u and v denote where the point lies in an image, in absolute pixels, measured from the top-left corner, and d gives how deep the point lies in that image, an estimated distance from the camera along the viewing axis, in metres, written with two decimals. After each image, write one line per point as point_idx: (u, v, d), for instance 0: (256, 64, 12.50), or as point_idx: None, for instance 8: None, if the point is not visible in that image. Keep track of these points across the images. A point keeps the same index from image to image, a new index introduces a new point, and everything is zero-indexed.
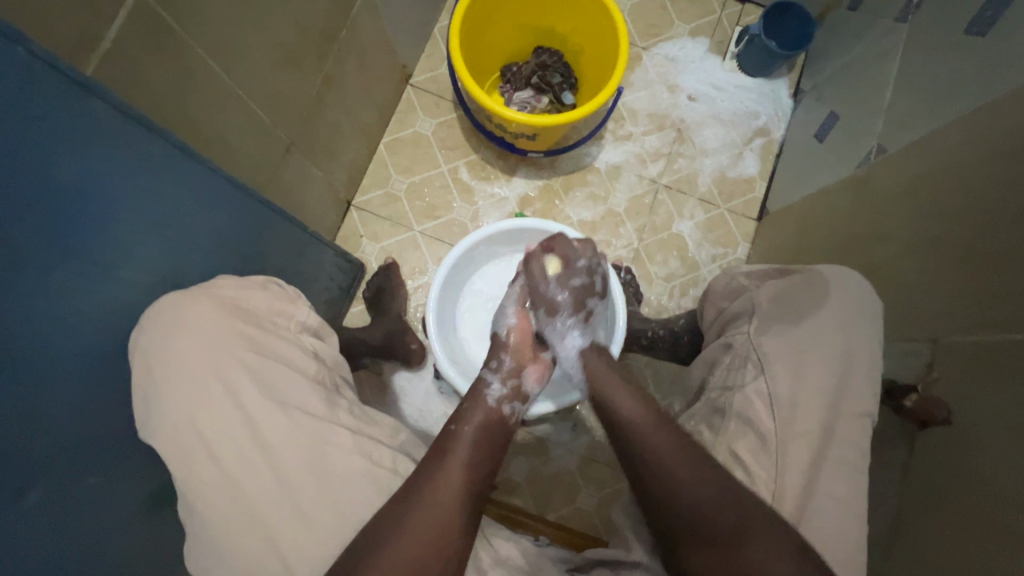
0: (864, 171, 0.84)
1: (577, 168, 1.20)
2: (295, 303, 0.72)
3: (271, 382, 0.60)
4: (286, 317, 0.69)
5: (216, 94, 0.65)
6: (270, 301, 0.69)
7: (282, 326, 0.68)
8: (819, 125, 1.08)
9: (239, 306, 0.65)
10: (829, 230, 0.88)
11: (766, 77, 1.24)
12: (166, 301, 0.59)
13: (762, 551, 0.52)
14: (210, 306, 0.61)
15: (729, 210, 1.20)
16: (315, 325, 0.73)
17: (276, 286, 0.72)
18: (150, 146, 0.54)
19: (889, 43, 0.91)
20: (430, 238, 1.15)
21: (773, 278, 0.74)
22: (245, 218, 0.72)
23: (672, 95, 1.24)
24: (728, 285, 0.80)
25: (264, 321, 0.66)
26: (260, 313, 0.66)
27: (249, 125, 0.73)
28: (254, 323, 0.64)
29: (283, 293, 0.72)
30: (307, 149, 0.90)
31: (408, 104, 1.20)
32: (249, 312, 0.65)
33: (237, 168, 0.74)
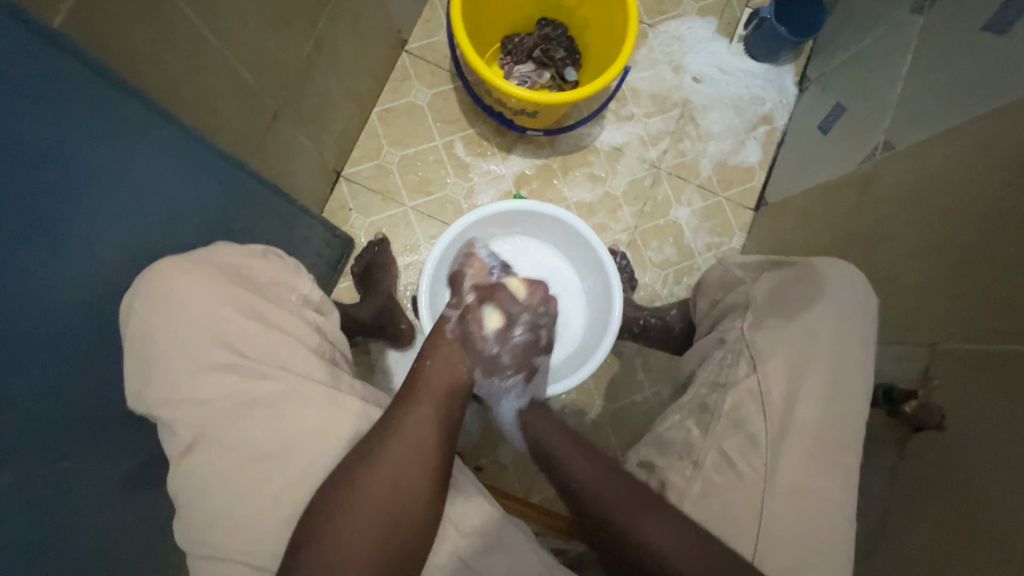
0: (868, 167, 0.83)
1: (576, 148, 1.17)
2: (298, 274, 0.69)
3: (277, 355, 0.58)
4: (288, 289, 0.66)
5: (198, 54, 0.60)
6: (271, 271, 0.65)
7: (283, 297, 0.65)
8: (824, 117, 1.06)
9: (230, 267, 0.61)
10: (830, 225, 0.87)
11: (772, 63, 1.22)
12: (159, 269, 0.56)
13: (658, 534, 0.55)
14: (205, 270, 0.58)
15: (727, 198, 1.18)
16: (317, 300, 0.70)
17: (276, 256, 0.68)
18: (128, 108, 0.50)
19: (903, 33, 0.89)
20: (422, 215, 1.11)
21: (769, 272, 0.73)
22: (231, 188, 0.68)
23: (677, 76, 1.21)
24: (721, 277, 0.82)
25: (258, 286, 0.63)
26: (261, 282, 0.63)
27: (234, 89, 0.68)
28: (247, 286, 0.61)
29: (284, 265, 0.68)
30: (295, 116, 0.85)
31: (402, 72, 1.14)
32: (250, 280, 0.62)
33: (222, 135, 0.69)
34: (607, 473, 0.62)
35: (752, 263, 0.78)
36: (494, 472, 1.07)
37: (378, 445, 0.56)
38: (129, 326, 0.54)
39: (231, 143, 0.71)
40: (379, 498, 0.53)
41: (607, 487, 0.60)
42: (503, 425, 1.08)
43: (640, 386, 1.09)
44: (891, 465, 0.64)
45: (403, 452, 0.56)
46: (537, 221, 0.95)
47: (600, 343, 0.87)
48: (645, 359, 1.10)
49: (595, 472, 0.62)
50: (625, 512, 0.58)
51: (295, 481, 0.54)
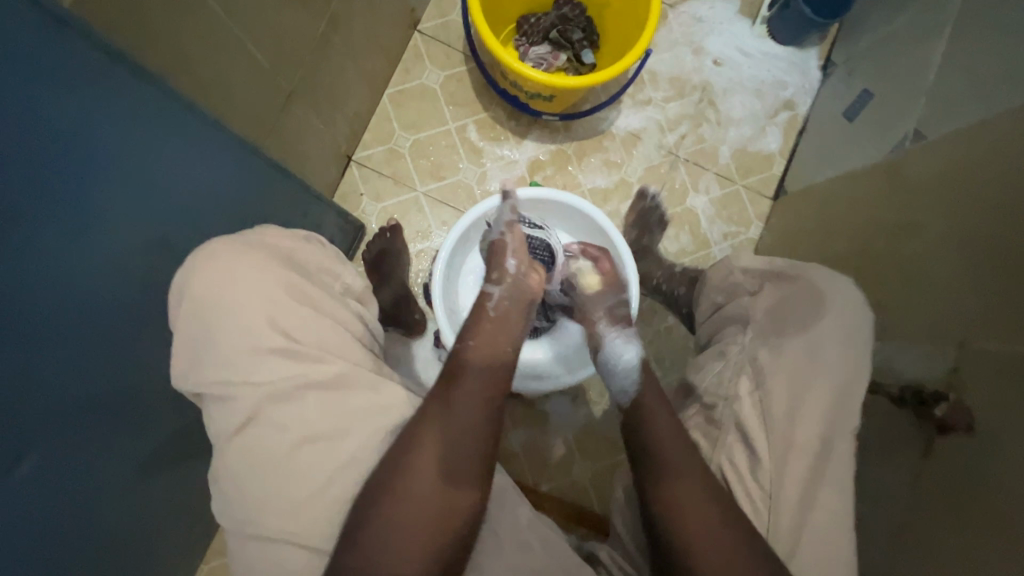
0: (897, 157, 0.80)
1: (591, 133, 1.14)
2: (342, 264, 0.69)
3: (325, 343, 0.58)
4: (332, 277, 0.66)
5: (212, 36, 0.58)
6: (318, 259, 0.65)
7: (327, 284, 0.65)
8: (851, 103, 1.02)
9: (281, 251, 0.61)
10: (853, 217, 0.85)
11: (796, 46, 1.18)
12: (212, 251, 0.56)
13: (690, 489, 0.56)
14: (258, 253, 0.58)
15: (745, 186, 1.16)
16: (359, 289, 0.69)
17: (318, 242, 0.68)
18: (140, 93, 0.48)
19: (937, 15, 0.85)
20: (434, 200, 1.10)
21: (771, 284, 0.72)
22: (245, 173, 0.67)
23: (697, 59, 1.18)
24: (727, 281, 0.80)
25: (308, 274, 0.62)
26: (309, 268, 0.63)
27: (247, 71, 0.66)
28: (298, 273, 0.61)
29: (325, 250, 0.68)
30: (308, 98, 0.83)
31: (415, 52, 1.12)
32: (299, 265, 0.62)
33: (234, 118, 0.67)
34: (669, 417, 0.63)
35: (757, 271, 0.76)
36: (504, 459, 1.07)
37: (443, 412, 0.57)
38: (180, 308, 0.54)
39: (243, 127, 0.70)
40: (445, 462, 0.54)
41: (666, 431, 0.61)
42: (513, 413, 1.08)
43: None
44: (913, 466, 0.63)
45: (464, 419, 0.57)
46: (551, 208, 0.93)
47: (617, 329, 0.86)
48: (658, 350, 1.09)
49: (660, 413, 0.63)
50: (675, 455, 0.59)
51: (335, 467, 0.53)
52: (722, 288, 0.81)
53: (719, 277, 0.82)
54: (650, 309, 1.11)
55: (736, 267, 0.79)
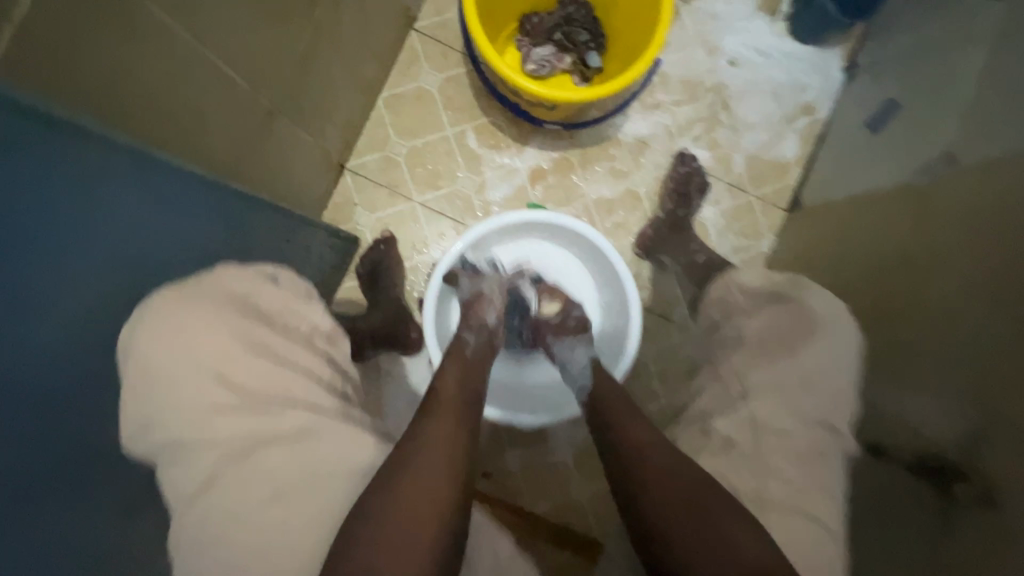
0: (923, 181, 0.75)
1: (597, 140, 1.08)
2: (308, 302, 0.65)
3: (285, 391, 0.56)
4: (297, 319, 0.63)
5: (181, 68, 0.53)
6: (284, 300, 0.62)
7: (293, 328, 0.62)
8: (874, 112, 0.96)
9: (250, 290, 0.59)
10: (874, 245, 0.80)
11: (817, 45, 1.10)
12: (175, 293, 0.52)
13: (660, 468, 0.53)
14: (222, 298, 0.55)
15: (758, 196, 1.10)
16: (328, 328, 0.67)
17: (285, 278, 0.65)
18: (88, 139, 0.42)
19: (973, 21, 0.78)
20: (430, 211, 1.05)
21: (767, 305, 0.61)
22: (214, 204, 0.61)
23: (711, 59, 1.11)
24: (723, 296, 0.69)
25: (270, 317, 0.60)
26: (273, 313, 0.60)
27: (222, 92, 0.61)
28: (261, 316, 0.59)
29: (295, 289, 0.65)
30: (293, 113, 0.78)
31: (411, 53, 1.06)
32: (262, 311, 0.59)
33: (211, 150, 0.63)
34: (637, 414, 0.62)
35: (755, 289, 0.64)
36: (501, 479, 1.05)
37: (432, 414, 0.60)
38: (126, 367, 0.49)
39: (221, 158, 0.65)
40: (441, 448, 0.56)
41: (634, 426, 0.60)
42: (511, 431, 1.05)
43: (655, 398, 1.04)
44: None
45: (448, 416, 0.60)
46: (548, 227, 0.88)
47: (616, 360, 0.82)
48: (661, 368, 1.06)
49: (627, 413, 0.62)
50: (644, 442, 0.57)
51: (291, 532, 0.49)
52: (718, 303, 0.69)
53: (716, 290, 0.70)
54: (654, 326, 1.06)
55: (735, 283, 0.68)
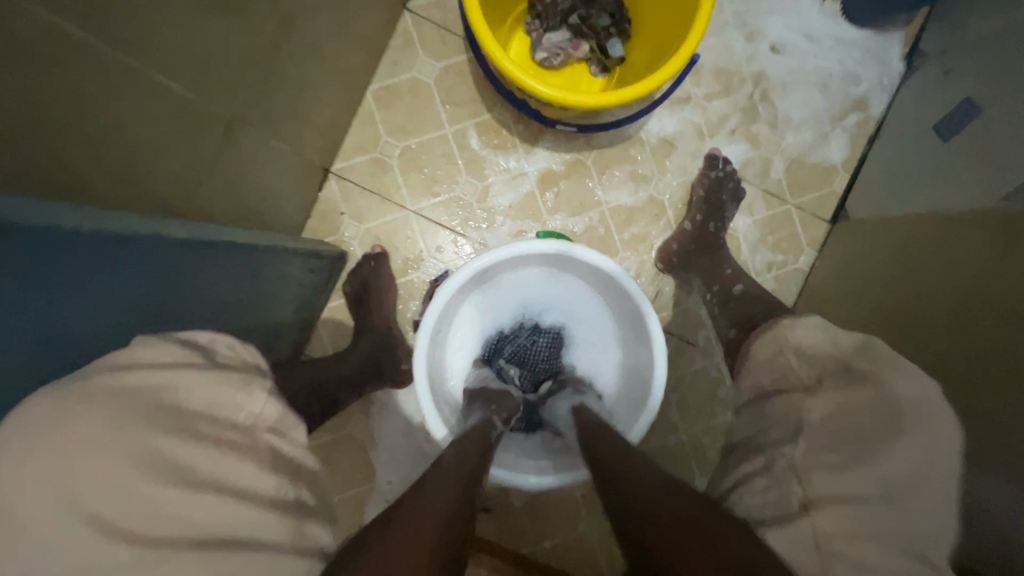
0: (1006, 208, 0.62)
1: (617, 140, 0.95)
2: (247, 388, 0.45)
3: (204, 532, 0.37)
4: (232, 412, 0.43)
5: (96, 84, 0.40)
6: (211, 391, 0.42)
7: (223, 425, 0.42)
8: (948, 114, 0.79)
9: (162, 382, 0.40)
10: (943, 285, 0.66)
11: (874, 29, 0.96)
12: (43, 403, 0.34)
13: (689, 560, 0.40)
14: (116, 402, 0.37)
15: (798, 206, 0.97)
16: (273, 414, 0.46)
17: (208, 361, 0.44)
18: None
19: None
20: (427, 221, 0.94)
21: (835, 381, 0.49)
22: (170, 262, 0.48)
23: (750, 45, 0.97)
24: (773, 362, 0.56)
25: (188, 421, 0.40)
26: (194, 413, 0.41)
27: (162, 109, 0.49)
28: (176, 422, 0.39)
29: (225, 376, 0.44)
30: (262, 119, 0.66)
31: (405, 39, 0.93)
32: (173, 411, 0.40)
33: (144, 177, 0.50)
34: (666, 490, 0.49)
35: (819, 357, 0.52)
36: (503, 515, 0.96)
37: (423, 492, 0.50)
38: None
39: (161, 185, 0.53)
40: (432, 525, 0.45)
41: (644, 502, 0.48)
42: None
43: (674, 431, 0.94)
44: None
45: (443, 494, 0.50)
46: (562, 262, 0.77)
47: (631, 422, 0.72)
48: (682, 399, 0.95)
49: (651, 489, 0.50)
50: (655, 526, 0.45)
51: None
52: (769, 370, 0.55)
53: (765, 351, 0.57)
54: (676, 351, 0.95)
55: (792, 344, 0.55)
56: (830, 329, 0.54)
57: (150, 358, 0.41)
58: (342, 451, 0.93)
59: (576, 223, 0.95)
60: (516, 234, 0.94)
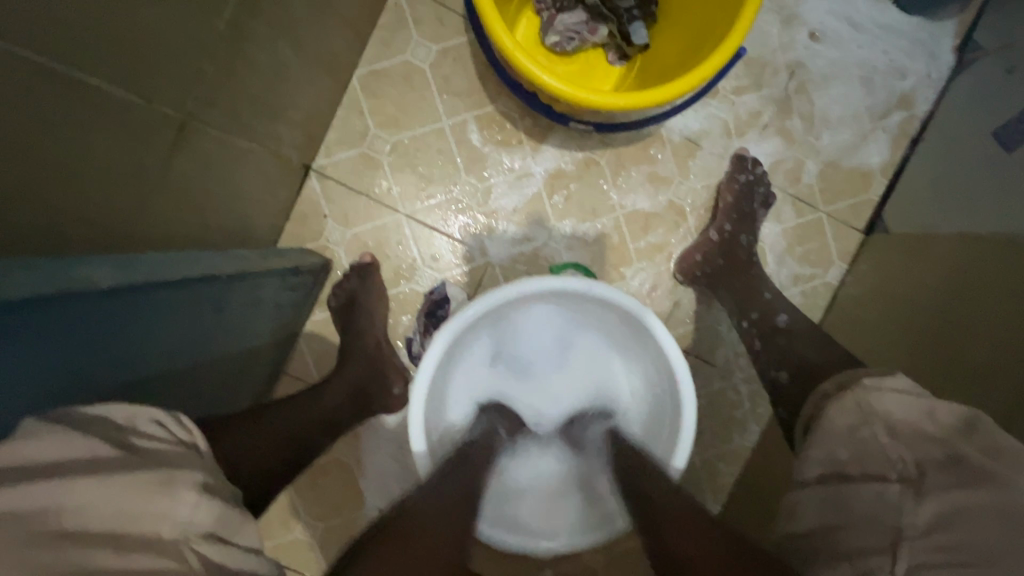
0: None
1: (635, 137, 0.85)
2: (169, 488, 0.36)
3: None
4: (149, 525, 0.34)
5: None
6: (112, 499, 0.33)
7: (139, 547, 0.33)
8: (1009, 119, 0.70)
9: (44, 504, 0.31)
10: (1010, 321, 0.58)
11: (926, 17, 0.85)
12: None
13: None
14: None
15: (830, 214, 0.88)
16: (212, 519, 0.37)
17: (112, 458, 0.35)
18: None
19: None
20: (420, 226, 0.84)
21: (937, 474, 0.42)
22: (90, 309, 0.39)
23: (787, 31, 0.86)
24: (856, 433, 0.48)
25: (87, 554, 0.31)
26: (95, 537, 0.32)
27: (94, 117, 0.39)
28: (58, 556, 0.30)
29: (137, 477, 0.35)
30: (224, 116, 0.55)
31: (397, 16, 0.82)
32: (61, 540, 0.31)
33: (78, 203, 0.40)
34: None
35: (914, 439, 0.45)
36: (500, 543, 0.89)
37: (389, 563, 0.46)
38: None
39: (93, 208, 0.42)
40: None
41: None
42: None
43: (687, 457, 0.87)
44: None
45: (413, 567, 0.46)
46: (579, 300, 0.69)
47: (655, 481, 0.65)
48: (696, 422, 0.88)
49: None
50: None
51: None
52: (847, 442, 0.49)
53: (844, 418, 0.50)
54: (693, 371, 0.87)
55: (878, 415, 0.48)
56: (926, 400, 0.47)
57: (28, 462, 0.33)
58: (328, 476, 0.85)
59: (588, 229, 0.85)
60: (521, 241, 0.84)
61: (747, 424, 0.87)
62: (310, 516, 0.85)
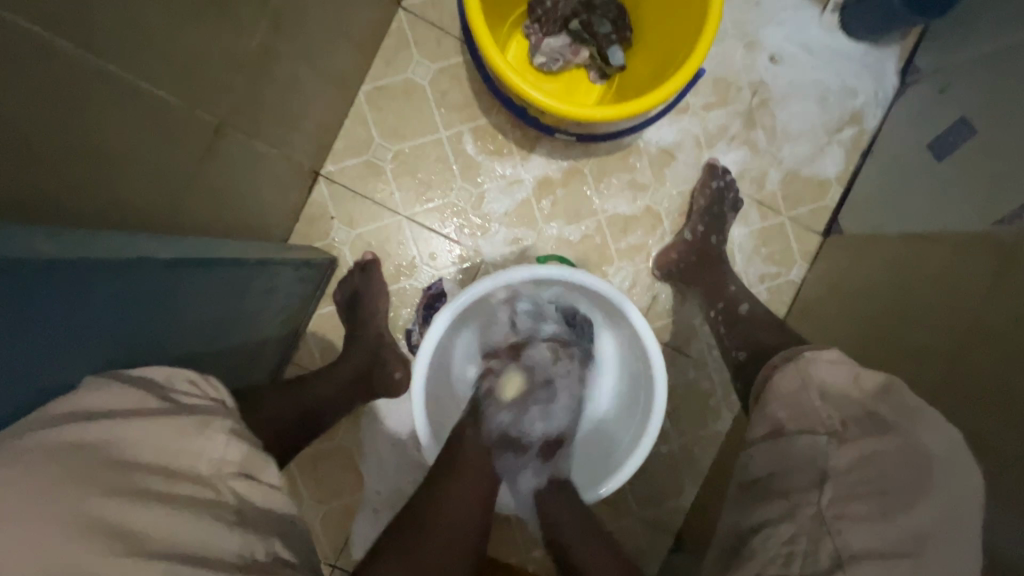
0: (997, 232, 0.62)
1: (616, 148, 0.94)
2: (203, 432, 0.41)
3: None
4: (188, 462, 0.40)
5: (62, 92, 0.37)
6: (159, 437, 0.39)
7: (181, 474, 0.39)
8: (940, 133, 0.80)
9: (104, 436, 0.37)
10: (942, 306, 0.66)
11: (871, 44, 0.96)
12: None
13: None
14: (48, 464, 0.34)
15: (792, 218, 0.97)
16: (238, 457, 0.42)
17: (157, 405, 0.41)
18: None
19: None
20: (419, 227, 0.91)
21: (859, 428, 0.50)
22: (143, 283, 0.46)
23: (749, 55, 0.96)
24: (797, 396, 0.56)
25: (138, 475, 0.37)
26: (146, 467, 0.37)
27: (147, 117, 0.46)
28: (119, 479, 0.35)
29: (179, 422, 0.41)
30: (251, 123, 0.63)
31: (399, 38, 0.91)
32: (119, 465, 0.36)
33: (130, 189, 0.47)
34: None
35: (841, 399, 0.53)
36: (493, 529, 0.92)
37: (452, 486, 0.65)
38: None
39: (136, 198, 0.49)
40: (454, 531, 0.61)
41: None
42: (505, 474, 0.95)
43: (666, 442, 0.94)
44: None
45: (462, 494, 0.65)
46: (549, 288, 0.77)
47: (633, 449, 0.73)
48: (674, 409, 0.95)
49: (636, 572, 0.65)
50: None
51: None
52: (789, 403, 0.57)
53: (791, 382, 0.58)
54: (670, 362, 0.95)
55: (815, 380, 0.56)
56: (854, 366, 0.55)
57: (89, 405, 0.38)
58: (330, 462, 0.91)
59: (573, 231, 0.93)
60: (511, 242, 0.92)
61: (721, 410, 0.94)
62: (312, 500, 0.90)
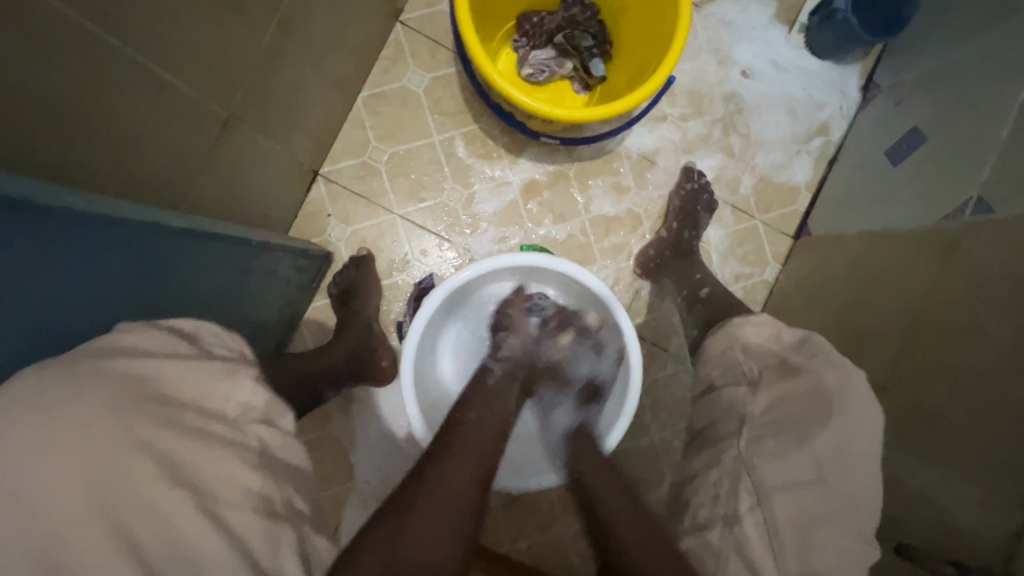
0: (944, 227, 0.68)
1: (600, 153, 1.00)
2: (233, 377, 0.48)
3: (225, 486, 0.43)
4: (220, 402, 0.46)
5: (90, 63, 0.41)
6: (195, 379, 0.45)
7: (221, 412, 0.45)
8: (896, 142, 0.87)
9: (151, 372, 0.43)
10: (897, 295, 0.71)
11: (835, 62, 1.03)
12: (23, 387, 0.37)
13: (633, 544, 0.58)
14: (105, 386, 0.40)
15: (764, 221, 1.03)
16: (264, 406, 0.49)
17: (186, 348, 0.47)
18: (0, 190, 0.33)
19: (998, 52, 0.72)
20: (412, 225, 0.96)
21: (772, 373, 0.64)
22: (163, 251, 0.51)
23: (722, 69, 1.03)
24: (725, 356, 0.71)
25: (177, 413, 0.42)
26: (186, 403, 0.43)
27: (163, 99, 0.51)
28: (163, 411, 0.41)
29: (211, 367, 0.47)
30: (258, 118, 0.68)
31: (397, 48, 0.97)
32: (167, 397, 0.43)
33: (142, 163, 0.51)
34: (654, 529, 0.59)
35: (762, 353, 0.67)
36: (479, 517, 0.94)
37: (456, 449, 0.62)
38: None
39: (148, 170, 0.52)
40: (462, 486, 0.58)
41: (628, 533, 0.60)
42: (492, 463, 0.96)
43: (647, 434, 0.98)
44: None
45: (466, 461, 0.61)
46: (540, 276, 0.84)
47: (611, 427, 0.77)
48: (655, 402, 0.98)
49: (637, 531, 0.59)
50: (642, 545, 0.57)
51: None
52: (721, 364, 0.70)
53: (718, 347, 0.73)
54: (650, 357, 0.99)
55: (740, 341, 0.71)
56: (773, 327, 0.70)
57: (131, 345, 0.44)
58: (325, 449, 0.92)
59: (558, 231, 0.99)
60: (499, 240, 0.97)
61: None
62: None
